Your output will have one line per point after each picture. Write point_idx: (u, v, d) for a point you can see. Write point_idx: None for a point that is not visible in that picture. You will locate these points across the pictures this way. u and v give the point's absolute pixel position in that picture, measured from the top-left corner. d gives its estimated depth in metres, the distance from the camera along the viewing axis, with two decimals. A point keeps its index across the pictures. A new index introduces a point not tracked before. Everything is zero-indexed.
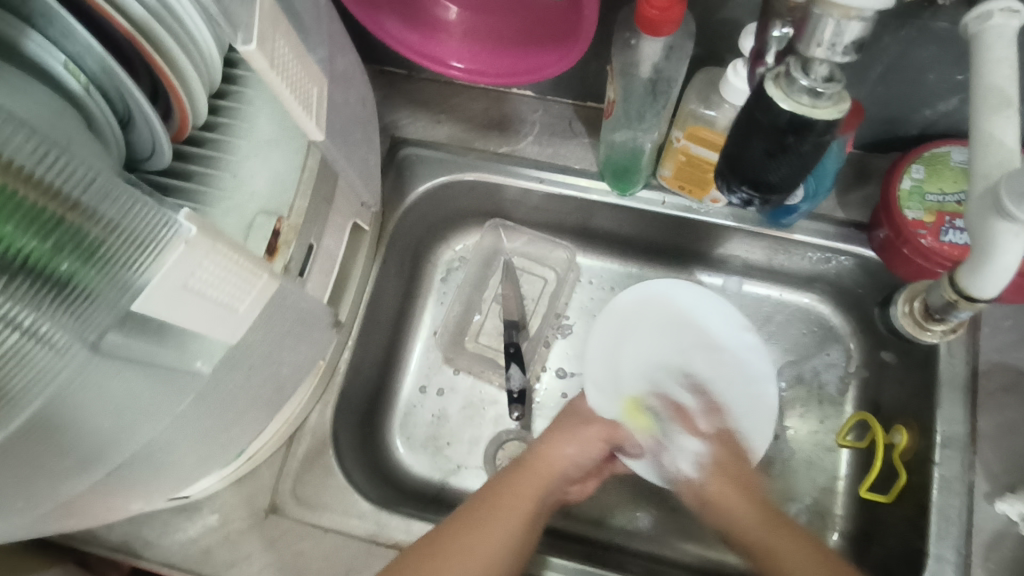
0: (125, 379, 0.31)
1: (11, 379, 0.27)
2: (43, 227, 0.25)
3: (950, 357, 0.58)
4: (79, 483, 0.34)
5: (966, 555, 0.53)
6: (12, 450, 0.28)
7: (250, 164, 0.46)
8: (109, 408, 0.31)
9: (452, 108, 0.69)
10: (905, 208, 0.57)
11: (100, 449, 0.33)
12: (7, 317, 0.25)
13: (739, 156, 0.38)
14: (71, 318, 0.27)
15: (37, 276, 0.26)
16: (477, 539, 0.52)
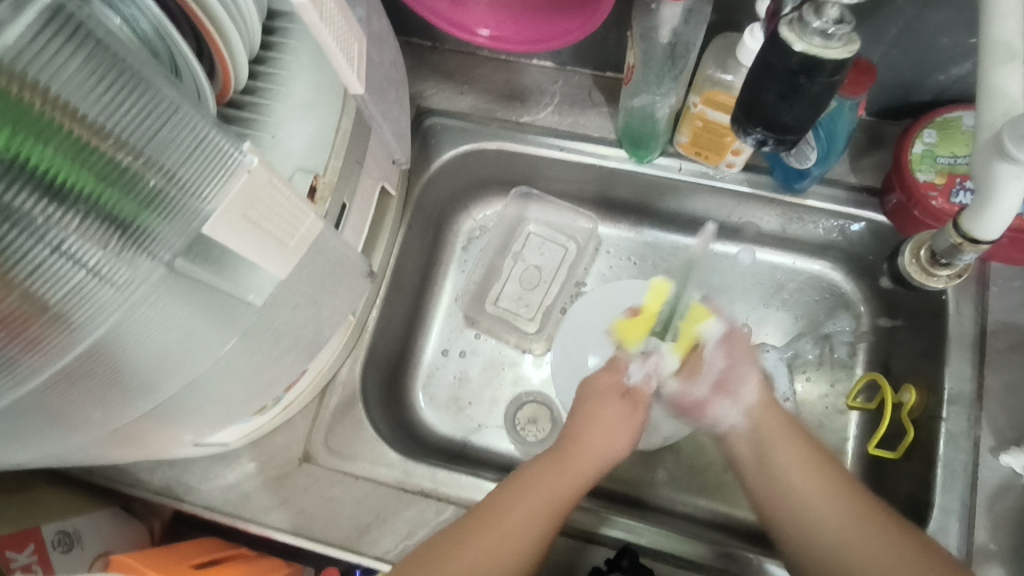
0: (179, 312, 0.34)
1: (79, 310, 0.30)
2: (110, 172, 0.28)
3: (959, 317, 0.60)
4: (128, 412, 0.37)
5: (970, 505, 0.55)
6: (76, 372, 0.32)
7: (288, 127, 0.47)
8: (166, 341, 0.34)
9: (474, 80, 0.71)
10: (917, 171, 0.58)
11: (156, 378, 0.36)
12: (78, 255, 0.29)
13: (752, 103, 0.39)
14: (136, 254, 0.30)
15: (107, 215, 0.29)
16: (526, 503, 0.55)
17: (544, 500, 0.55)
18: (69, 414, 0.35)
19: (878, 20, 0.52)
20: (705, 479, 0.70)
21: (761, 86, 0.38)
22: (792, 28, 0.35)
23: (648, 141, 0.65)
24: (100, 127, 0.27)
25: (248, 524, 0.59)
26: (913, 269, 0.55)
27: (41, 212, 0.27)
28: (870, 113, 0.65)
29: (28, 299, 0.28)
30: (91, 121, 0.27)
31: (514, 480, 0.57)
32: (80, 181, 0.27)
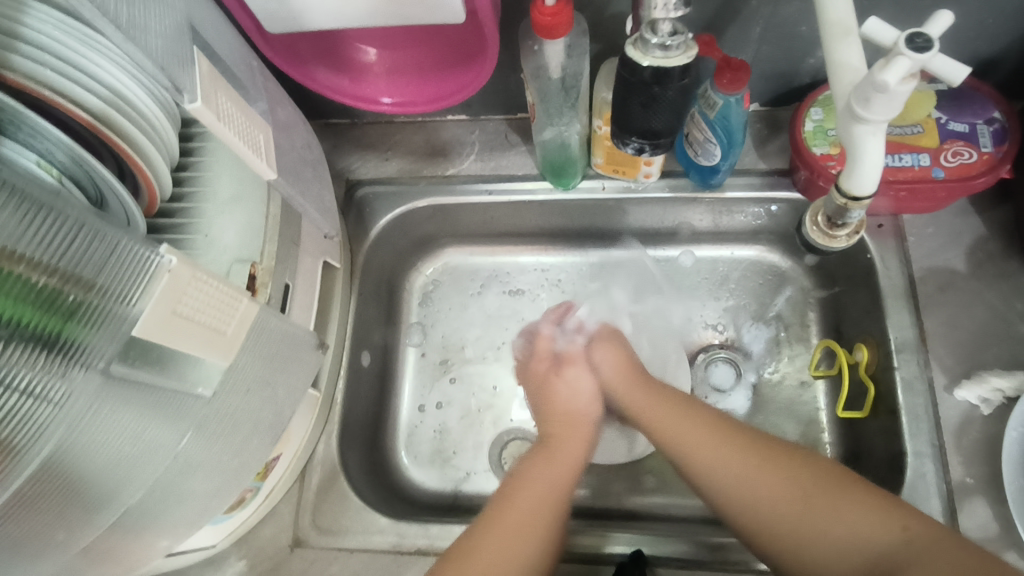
0: (125, 410, 0.34)
1: (24, 434, 0.30)
2: (34, 293, 0.29)
3: (887, 271, 0.64)
4: (97, 526, 0.37)
5: (940, 444, 0.57)
6: (28, 501, 0.31)
7: (219, 223, 0.50)
8: (114, 450, 0.35)
9: (396, 145, 0.74)
10: (813, 146, 0.63)
11: (110, 488, 0.36)
12: (12, 381, 0.29)
13: (625, 112, 0.48)
14: (68, 367, 0.31)
15: (36, 336, 0.29)
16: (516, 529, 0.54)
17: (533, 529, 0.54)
18: (28, 553, 0.33)
19: (741, 21, 0.58)
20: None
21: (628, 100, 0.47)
22: (635, 47, 0.44)
23: (568, 169, 0.68)
24: (9, 250, 0.28)
25: None
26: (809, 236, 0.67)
27: None
28: (763, 103, 0.70)
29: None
30: (10, 251, 0.28)
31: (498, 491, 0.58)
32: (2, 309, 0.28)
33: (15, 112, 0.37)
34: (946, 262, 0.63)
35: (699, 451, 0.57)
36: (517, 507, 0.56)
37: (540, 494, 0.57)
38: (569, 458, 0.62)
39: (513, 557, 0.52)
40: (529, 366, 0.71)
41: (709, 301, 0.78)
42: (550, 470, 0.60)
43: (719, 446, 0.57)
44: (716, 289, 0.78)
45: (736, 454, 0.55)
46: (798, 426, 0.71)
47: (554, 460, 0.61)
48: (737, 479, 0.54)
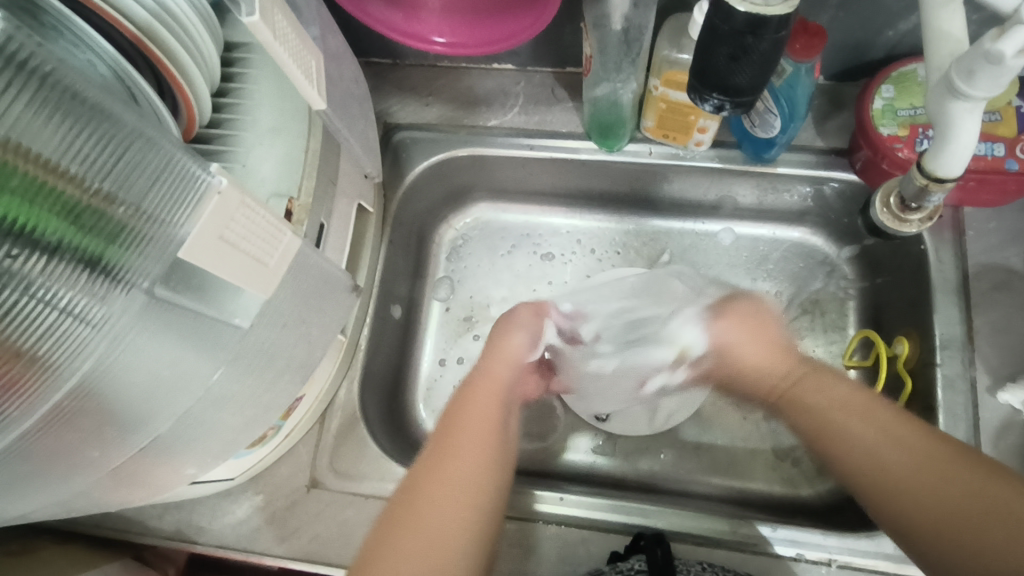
0: (162, 339, 0.33)
1: (60, 353, 0.30)
2: (72, 209, 0.28)
3: (941, 264, 0.61)
4: (124, 451, 0.37)
5: (976, 446, 0.55)
6: (59, 417, 0.31)
7: (258, 153, 0.48)
8: (147, 380, 0.34)
9: (438, 90, 0.72)
10: (880, 126, 0.59)
11: (138, 415, 0.35)
12: (53, 298, 0.28)
13: (705, 67, 0.41)
14: (108, 289, 0.30)
15: (74, 255, 0.28)
16: (439, 495, 0.48)
17: (455, 486, 0.49)
18: (50, 465, 0.34)
19: None
20: (713, 457, 0.70)
21: (711, 50, 0.39)
22: None
23: (617, 130, 0.66)
24: (53, 163, 0.27)
25: (263, 558, 0.59)
26: (885, 216, 0.52)
27: (27, 265, 0.27)
28: (827, 77, 0.66)
29: (4, 349, 0.27)
30: (59, 168, 0.27)
31: (436, 437, 0.53)
32: (48, 227, 0.27)
33: (60, 13, 0.34)
34: (1006, 259, 0.60)
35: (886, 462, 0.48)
36: (444, 466, 0.50)
37: (464, 452, 0.51)
38: (490, 417, 0.55)
39: (449, 524, 0.47)
40: (506, 317, 0.64)
41: (744, 280, 0.76)
42: (472, 422, 0.54)
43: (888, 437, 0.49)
44: (753, 269, 0.76)
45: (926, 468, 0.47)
46: None
47: (470, 412, 0.54)
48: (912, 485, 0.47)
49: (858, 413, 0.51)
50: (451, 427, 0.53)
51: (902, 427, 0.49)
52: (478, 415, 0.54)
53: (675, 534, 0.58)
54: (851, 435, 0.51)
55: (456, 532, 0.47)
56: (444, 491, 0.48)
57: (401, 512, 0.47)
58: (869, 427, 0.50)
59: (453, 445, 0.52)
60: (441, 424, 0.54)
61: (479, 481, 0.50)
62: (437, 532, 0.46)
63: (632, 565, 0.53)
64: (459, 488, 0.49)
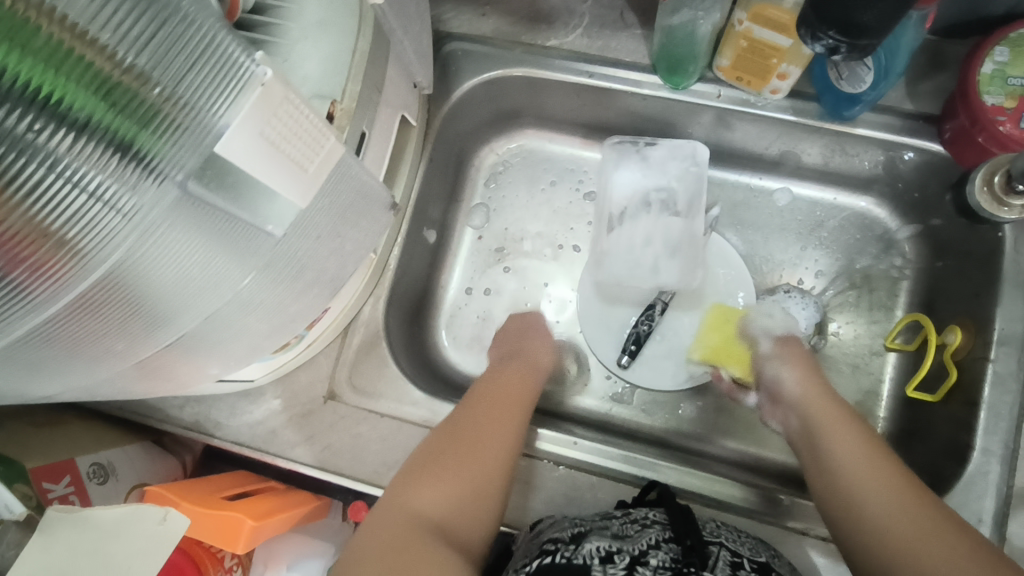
0: (193, 238, 0.31)
1: (89, 241, 0.28)
2: (101, 83, 0.25)
3: (1016, 254, 0.56)
4: (152, 345, 0.36)
5: (1015, 448, 0.53)
6: (85, 305, 0.30)
7: (301, 48, 0.45)
8: (179, 278, 0.33)
9: (497, 0, 0.66)
10: (984, 93, 0.54)
11: (166, 313, 0.34)
12: (81, 180, 0.26)
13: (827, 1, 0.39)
14: (140, 178, 0.28)
15: (103, 137, 0.26)
16: (474, 448, 0.53)
17: (494, 441, 0.53)
18: (80, 350, 0.33)
19: None
20: (731, 422, 0.69)
21: None
22: None
23: (686, 66, 0.61)
24: (79, 28, 0.24)
25: (277, 459, 0.60)
26: (985, 196, 0.56)
27: (52, 141, 0.25)
28: (933, 31, 0.59)
29: (31, 227, 0.26)
30: (90, 37, 0.24)
31: (469, 399, 0.58)
32: (77, 100, 0.25)
33: None
34: None
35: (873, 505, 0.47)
36: (480, 422, 0.55)
37: (502, 416, 0.56)
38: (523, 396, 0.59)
39: (481, 472, 0.51)
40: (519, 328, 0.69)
41: (793, 246, 0.72)
42: (506, 396, 0.59)
43: (890, 496, 0.47)
44: (805, 235, 0.72)
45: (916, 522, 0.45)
46: (854, 394, 0.68)
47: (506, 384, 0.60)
48: (896, 530, 0.45)
49: (866, 454, 0.50)
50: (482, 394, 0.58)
51: (886, 467, 0.49)
52: (507, 390, 0.59)
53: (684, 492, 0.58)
54: (851, 492, 0.49)
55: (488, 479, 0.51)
56: (484, 443, 0.53)
57: (437, 454, 0.52)
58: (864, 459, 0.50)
59: (491, 409, 0.57)
60: (477, 391, 0.59)
61: (499, 437, 0.54)
62: (466, 478, 0.51)
63: (645, 515, 0.53)
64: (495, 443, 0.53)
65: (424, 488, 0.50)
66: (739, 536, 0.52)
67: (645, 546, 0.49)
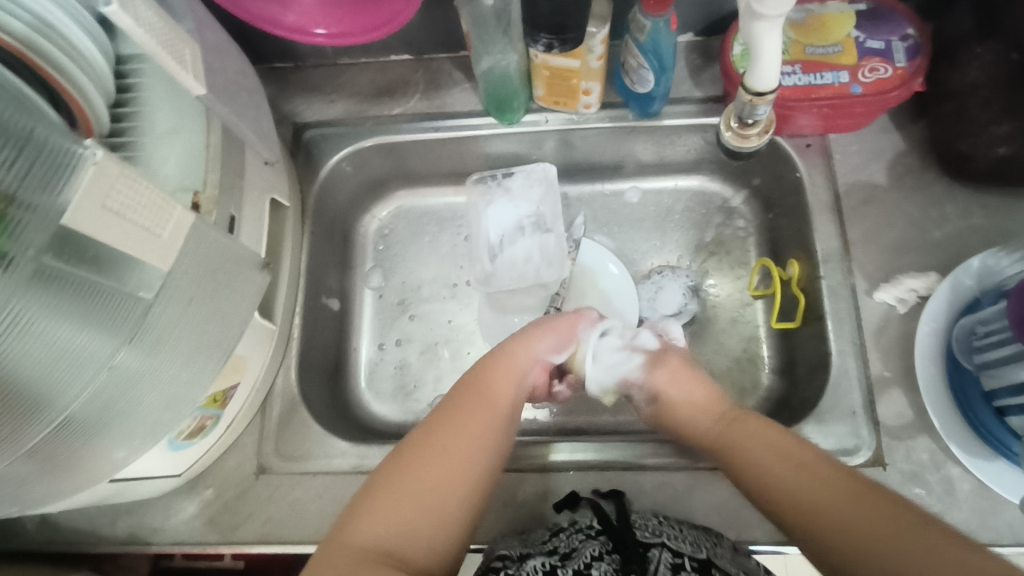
0: (53, 309, 0.36)
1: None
2: None
3: (814, 187, 0.67)
4: (38, 428, 0.39)
5: (861, 344, 0.61)
6: None
7: (160, 154, 0.50)
8: (45, 358, 0.37)
9: (341, 87, 0.75)
10: (740, 68, 0.64)
11: (44, 387, 0.38)
12: None
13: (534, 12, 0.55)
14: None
15: None
16: (426, 474, 0.48)
17: (446, 466, 0.49)
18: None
19: None
20: None
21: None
22: None
23: (510, 103, 0.70)
24: None
25: (219, 546, 0.61)
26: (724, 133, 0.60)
27: None
28: (697, 33, 0.72)
29: None
30: None
31: (437, 417, 0.53)
32: None
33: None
34: (870, 175, 0.67)
35: (784, 493, 0.45)
36: (442, 441, 0.50)
37: (472, 431, 0.51)
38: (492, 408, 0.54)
39: (431, 499, 0.47)
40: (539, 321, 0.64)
41: (655, 232, 0.81)
42: (484, 404, 0.54)
43: (797, 476, 0.46)
44: (662, 221, 0.81)
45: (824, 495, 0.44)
46: (741, 343, 0.75)
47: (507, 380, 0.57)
48: (817, 512, 0.43)
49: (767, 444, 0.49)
50: (456, 406, 0.53)
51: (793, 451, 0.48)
52: (489, 399, 0.54)
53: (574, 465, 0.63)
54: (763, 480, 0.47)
55: (444, 504, 0.47)
56: (444, 465, 0.48)
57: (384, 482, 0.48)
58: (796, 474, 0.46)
59: (460, 423, 0.52)
60: (451, 397, 0.55)
61: (472, 453, 0.50)
62: (414, 501, 0.47)
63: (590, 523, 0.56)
64: (462, 462, 0.49)
65: (367, 518, 0.46)
66: (682, 530, 0.55)
67: (587, 560, 0.51)
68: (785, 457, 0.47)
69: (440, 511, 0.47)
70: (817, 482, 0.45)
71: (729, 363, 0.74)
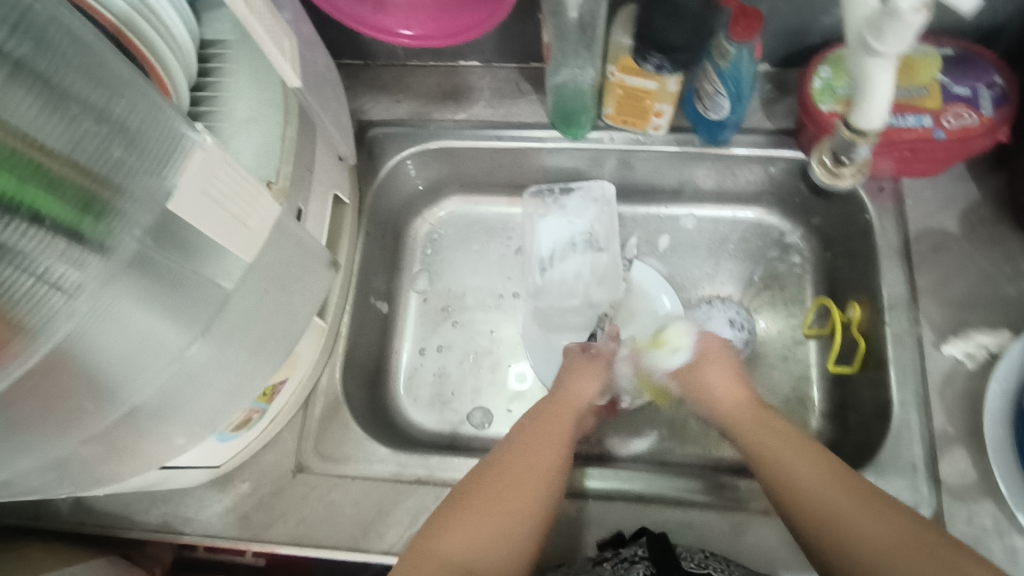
0: (142, 303, 0.35)
1: (38, 319, 0.31)
2: (50, 178, 0.30)
3: (884, 231, 0.65)
4: (104, 420, 0.38)
5: (925, 396, 0.59)
6: (37, 384, 0.33)
7: (235, 144, 0.51)
8: (127, 347, 0.36)
9: (408, 88, 0.75)
10: (820, 103, 0.63)
11: (120, 383, 0.37)
12: (30, 261, 0.30)
13: (646, 33, 0.56)
14: (87, 249, 0.32)
15: (49, 223, 0.30)
16: (490, 508, 0.52)
17: (518, 505, 0.52)
18: (26, 433, 0.35)
19: None
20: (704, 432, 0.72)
21: (650, 17, 0.54)
22: None
23: (579, 118, 0.70)
24: (30, 136, 0.29)
25: (251, 543, 0.59)
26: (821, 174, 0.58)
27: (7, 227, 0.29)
28: (773, 63, 0.71)
29: None
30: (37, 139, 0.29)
31: (487, 463, 0.56)
32: (28, 195, 0.29)
33: None
34: (942, 223, 0.65)
35: (805, 489, 0.50)
36: (507, 481, 0.54)
37: (536, 470, 0.55)
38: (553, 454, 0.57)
39: (499, 535, 0.50)
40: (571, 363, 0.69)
41: (708, 261, 0.80)
42: (543, 444, 0.58)
43: (816, 476, 0.51)
44: (716, 250, 0.80)
45: (845, 500, 0.48)
46: (790, 382, 0.73)
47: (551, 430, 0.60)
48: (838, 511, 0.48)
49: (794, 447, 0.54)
50: (514, 449, 0.57)
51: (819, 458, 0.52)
52: (538, 448, 0.57)
53: (607, 490, 0.61)
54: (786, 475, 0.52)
55: (513, 538, 0.51)
56: (514, 495, 0.53)
57: (452, 510, 0.52)
58: (834, 483, 0.50)
59: (519, 464, 0.55)
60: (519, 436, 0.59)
61: (538, 487, 0.54)
62: (483, 532, 0.50)
63: (635, 551, 0.54)
64: (527, 494, 0.53)
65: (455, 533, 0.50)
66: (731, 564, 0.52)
67: None
68: (814, 465, 0.52)
69: (512, 539, 0.51)
70: (849, 496, 0.49)
71: (776, 401, 0.72)
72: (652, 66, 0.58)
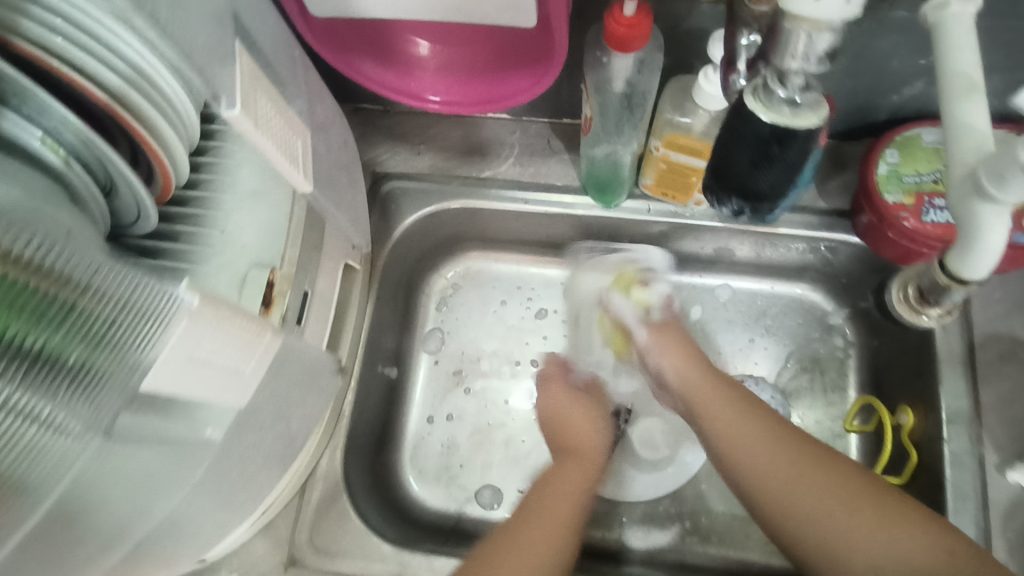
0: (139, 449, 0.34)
1: (32, 472, 0.29)
2: (62, 317, 0.29)
3: (946, 335, 0.59)
4: (104, 563, 0.36)
5: (985, 529, 0.53)
6: (35, 546, 0.30)
7: (237, 219, 0.45)
8: (123, 489, 0.34)
9: (430, 139, 0.69)
10: (885, 193, 0.58)
11: (119, 530, 0.35)
12: (30, 410, 0.28)
13: (727, 168, 0.51)
14: (89, 396, 0.30)
15: (57, 364, 0.29)
16: None
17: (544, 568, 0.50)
18: None
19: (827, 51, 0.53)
20: (732, 531, 0.67)
21: (734, 153, 0.48)
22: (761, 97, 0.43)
23: (614, 186, 0.64)
24: (45, 268, 0.28)
25: None
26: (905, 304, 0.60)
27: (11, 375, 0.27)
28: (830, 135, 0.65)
29: None
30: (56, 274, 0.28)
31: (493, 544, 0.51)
32: (34, 336, 0.28)
33: (17, 84, 0.30)
34: (1010, 329, 0.59)
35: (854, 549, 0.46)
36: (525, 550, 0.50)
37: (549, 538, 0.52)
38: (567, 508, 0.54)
39: None
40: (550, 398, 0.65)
41: (743, 338, 0.74)
42: (552, 503, 0.54)
43: (858, 522, 0.47)
44: (751, 325, 0.74)
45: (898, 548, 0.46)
46: None
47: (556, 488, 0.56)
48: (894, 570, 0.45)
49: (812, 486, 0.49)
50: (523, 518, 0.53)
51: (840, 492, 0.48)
52: (545, 513, 0.53)
53: None
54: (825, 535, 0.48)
55: None
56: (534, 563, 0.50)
57: None
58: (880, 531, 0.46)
59: (536, 530, 0.52)
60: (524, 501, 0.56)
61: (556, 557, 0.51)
62: None
63: None
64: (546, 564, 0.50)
65: None
66: None
67: None
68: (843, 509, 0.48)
69: None
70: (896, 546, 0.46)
71: None
72: (731, 207, 0.56)
